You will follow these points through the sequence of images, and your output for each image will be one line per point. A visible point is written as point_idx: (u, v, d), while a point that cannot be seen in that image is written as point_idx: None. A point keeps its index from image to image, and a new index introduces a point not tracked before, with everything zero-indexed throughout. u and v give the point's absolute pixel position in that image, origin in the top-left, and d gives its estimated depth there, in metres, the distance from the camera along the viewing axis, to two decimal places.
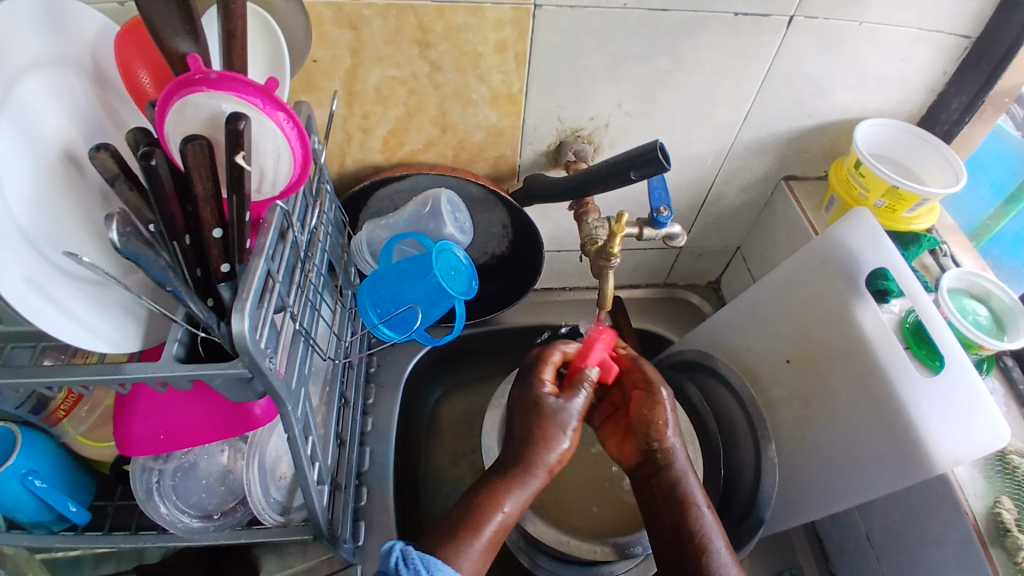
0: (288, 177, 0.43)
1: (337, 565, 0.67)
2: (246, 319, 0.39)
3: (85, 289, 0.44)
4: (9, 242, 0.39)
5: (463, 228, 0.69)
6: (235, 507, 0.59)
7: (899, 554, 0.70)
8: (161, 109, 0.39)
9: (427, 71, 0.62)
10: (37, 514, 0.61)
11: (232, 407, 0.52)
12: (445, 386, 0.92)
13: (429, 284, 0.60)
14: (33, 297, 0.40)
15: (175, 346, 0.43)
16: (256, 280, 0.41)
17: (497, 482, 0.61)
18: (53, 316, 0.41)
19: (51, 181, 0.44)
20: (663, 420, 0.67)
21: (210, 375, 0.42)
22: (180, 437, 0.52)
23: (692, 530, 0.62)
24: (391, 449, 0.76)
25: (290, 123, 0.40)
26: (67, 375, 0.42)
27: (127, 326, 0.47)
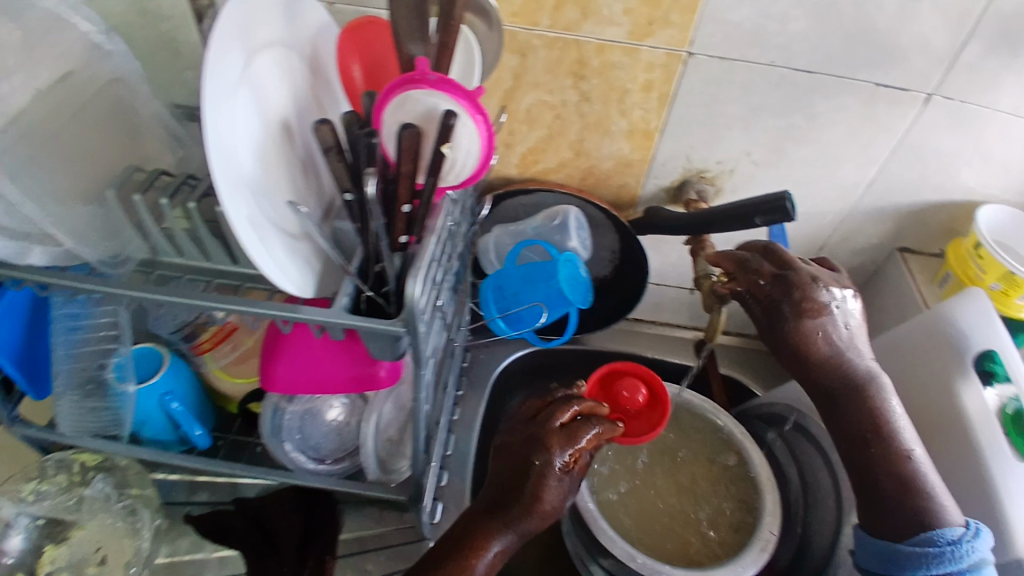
0: (469, 172, 0.49)
1: (412, 538, 0.72)
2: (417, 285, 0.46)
3: (285, 237, 0.52)
4: (239, 187, 0.47)
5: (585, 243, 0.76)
6: (344, 458, 0.66)
7: None
8: (383, 100, 0.46)
9: (576, 100, 0.68)
10: (161, 433, 0.68)
11: (364, 367, 0.58)
12: (528, 391, 0.93)
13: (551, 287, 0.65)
14: (251, 234, 0.48)
15: (345, 298, 0.49)
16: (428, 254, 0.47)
17: (480, 525, 0.56)
18: (263, 253, 0.49)
19: (273, 144, 0.52)
20: (814, 329, 0.63)
21: (372, 329, 0.48)
22: (317, 385, 0.58)
23: (888, 479, 0.60)
24: (473, 440, 0.81)
25: (484, 125, 0.47)
26: (259, 307, 0.49)
27: (309, 274, 0.54)
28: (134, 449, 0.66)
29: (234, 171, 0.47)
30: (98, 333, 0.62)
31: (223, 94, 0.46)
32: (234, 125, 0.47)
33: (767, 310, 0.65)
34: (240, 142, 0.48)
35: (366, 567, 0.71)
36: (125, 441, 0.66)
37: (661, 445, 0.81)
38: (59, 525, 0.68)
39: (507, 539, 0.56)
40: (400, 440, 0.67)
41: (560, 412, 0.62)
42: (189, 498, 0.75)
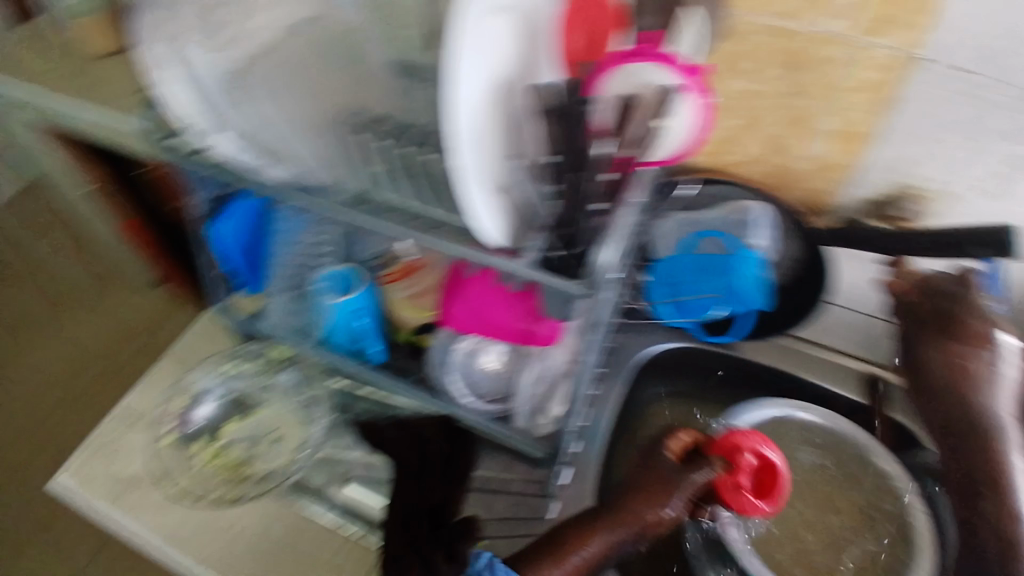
0: (672, 148, 0.53)
1: (536, 494, 0.78)
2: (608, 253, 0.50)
3: (501, 184, 0.51)
4: (467, 128, 0.48)
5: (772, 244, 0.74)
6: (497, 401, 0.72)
7: None
8: (600, 71, 0.48)
9: (786, 93, 0.65)
10: (344, 343, 0.75)
11: (527, 323, 0.62)
12: (670, 387, 0.88)
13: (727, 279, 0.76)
14: (470, 179, 0.49)
15: (533, 253, 0.52)
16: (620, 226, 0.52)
17: (591, 522, 0.64)
18: (477, 197, 0.50)
19: (508, 85, 0.50)
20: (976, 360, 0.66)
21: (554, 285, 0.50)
22: (484, 329, 0.64)
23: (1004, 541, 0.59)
24: (606, 417, 0.82)
25: (695, 103, 0.50)
26: (453, 245, 0.54)
27: (518, 223, 0.53)
28: (318, 351, 0.75)
29: (467, 111, 0.47)
30: (308, 246, 0.75)
31: (474, 30, 0.46)
32: (476, 63, 0.47)
33: (918, 322, 0.70)
34: (479, 80, 0.47)
35: (492, 505, 0.77)
36: (313, 343, 0.75)
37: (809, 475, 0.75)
38: (244, 405, 0.84)
39: (621, 538, 0.63)
40: (547, 396, 0.70)
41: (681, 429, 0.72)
42: (350, 408, 0.82)
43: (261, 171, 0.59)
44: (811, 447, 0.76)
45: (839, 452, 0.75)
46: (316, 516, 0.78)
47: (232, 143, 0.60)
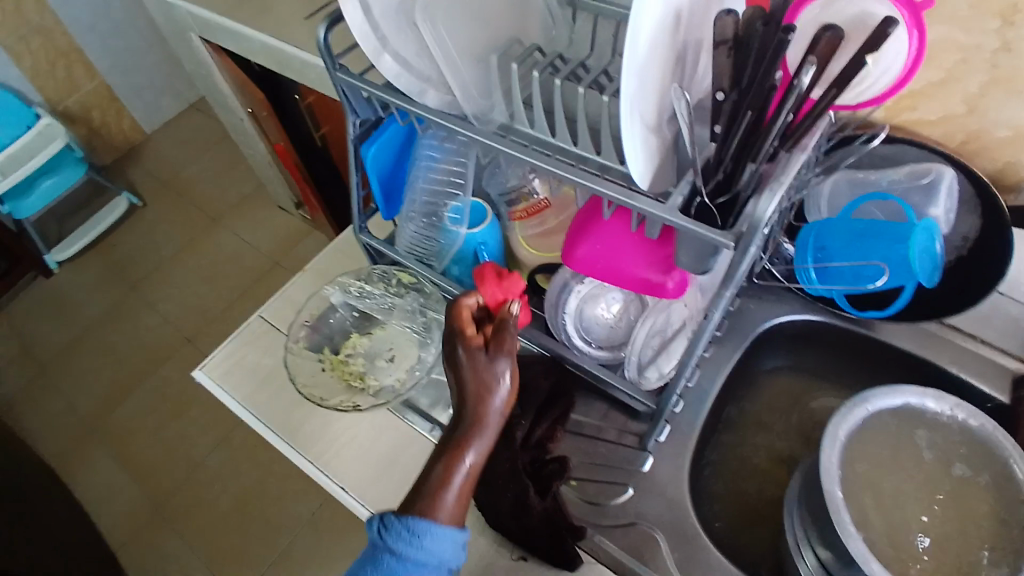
0: (877, 91, 0.53)
1: (631, 445, 0.77)
2: (768, 202, 0.47)
3: (648, 125, 0.51)
4: (636, 61, 0.46)
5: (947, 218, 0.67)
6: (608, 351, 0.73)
7: None
8: None
9: (994, 48, 0.58)
10: (466, 271, 0.79)
11: (657, 274, 0.61)
12: (788, 358, 0.86)
13: (900, 249, 0.64)
14: (631, 115, 0.48)
15: (679, 198, 0.50)
16: (789, 173, 0.48)
17: (456, 437, 0.61)
18: (632, 135, 0.49)
19: (675, 22, 0.49)
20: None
21: (699, 234, 0.48)
22: (611, 274, 0.63)
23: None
24: (719, 381, 0.79)
25: (917, 38, 0.49)
26: (599, 184, 0.53)
27: (658, 167, 0.54)
28: (441, 279, 0.77)
29: (639, 42, 0.46)
30: (446, 174, 0.78)
31: None
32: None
33: None
34: (654, 14, 0.46)
35: (587, 449, 0.78)
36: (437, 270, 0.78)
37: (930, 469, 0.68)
38: (365, 322, 0.88)
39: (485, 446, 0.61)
40: (664, 350, 0.69)
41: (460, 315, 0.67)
42: None
43: (420, 98, 0.64)
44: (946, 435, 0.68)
45: (984, 452, 0.66)
46: (418, 431, 0.80)
47: (393, 69, 0.62)
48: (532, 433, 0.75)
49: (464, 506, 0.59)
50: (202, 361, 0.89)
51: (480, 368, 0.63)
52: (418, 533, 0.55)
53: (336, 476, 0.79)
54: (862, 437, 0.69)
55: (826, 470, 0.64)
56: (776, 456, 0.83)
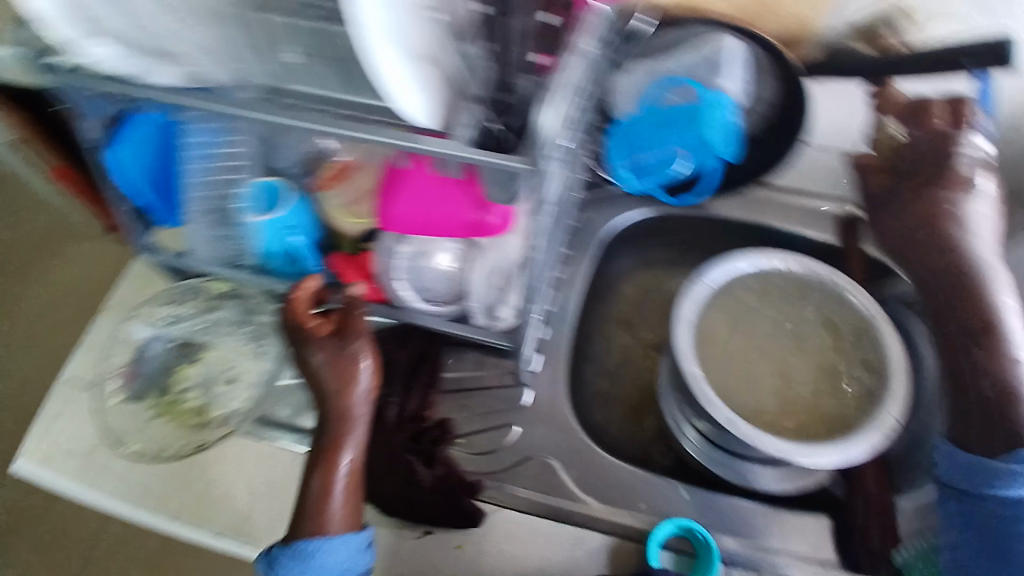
0: None
1: (509, 384, 0.77)
2: (552, 112, 0.42)
3: (412, 54, 0.43)
4: None
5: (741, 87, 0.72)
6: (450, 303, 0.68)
7: None
8: None
9: None
10: (285, 266, 0.69)
11: (476, 213, 0.56)
12: (637, 255, 0.87)
13: (691, 134, 0.72)
14: (377, 47, 0.40)
15: (467, 131, 0.45)
16: (568, 77, 0.44)
17: (327, 441, 0.59)
18: (387, 70, 0.41)
19: None
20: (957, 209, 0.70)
21: (492, 165, 0.43)
22: (429, 227, 0.57)
23: (995, 384, 0.62)
24: (575, 299, 0.81)
25: None
26: (375, 133, 0.45)
27: (439, 101, 0.45)
28: (260, 278, 0.70)
29: None
30: (225, 159, 0.63)
31: None
32: None
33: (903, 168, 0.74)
34: None
35: (467, 403, 0.76)
36: (249, 271, 0.70)
37: (769, 326, 0.73)
38: (192, 346, 0.77)
39: (360, 441, 0.60)
40: (510, 287, 0.65)
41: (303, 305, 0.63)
42: None
43: (149, 74, 0.52)
44: (777, 289, 0.73)
45: (811, 290, 0.73)
46: (286, 446, 0.72)
47: (111, 53, 0.52)
48: (405, 407, 0.73)
49: (354, 504, 0.59)
50: (18, 449, 0.74)
51: (336, 361, 0.61)
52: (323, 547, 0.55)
53: (207, 522, 0.70)
54: (712, 311, 0.72)
55: (683, 353, 0.66)
56: (650, 345, 0.85)
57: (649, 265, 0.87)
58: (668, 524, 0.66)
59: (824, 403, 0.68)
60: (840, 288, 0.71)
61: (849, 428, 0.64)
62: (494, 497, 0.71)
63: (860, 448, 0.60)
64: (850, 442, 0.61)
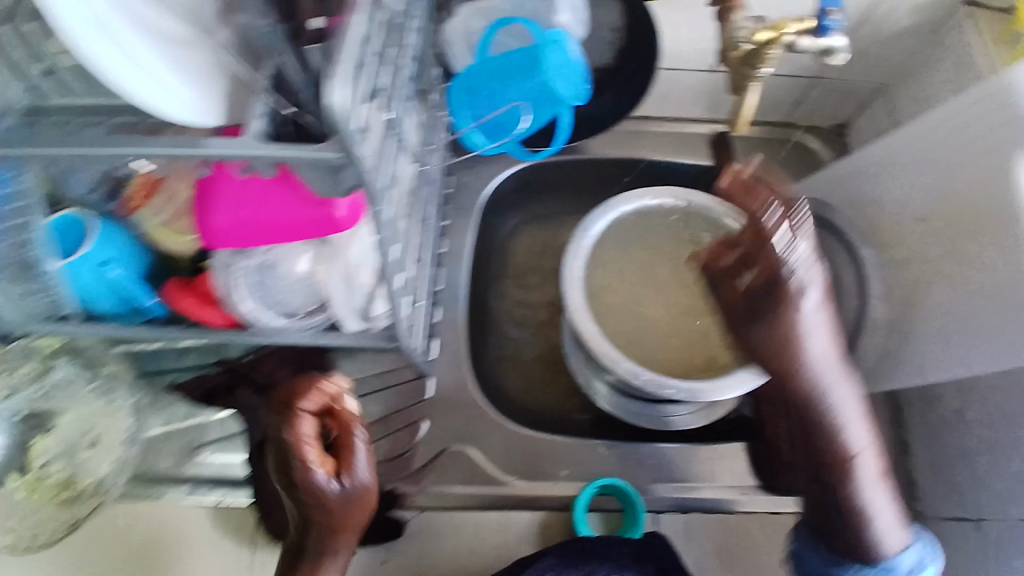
0: None
1: (409, 377, 0.72)
2: (342, 93, 0.34)
3: (159, 47, 0.40)
4: None
5: (579, 17, 0.56)
6: (316, 310, 0.60)
7: (990, 491, 0.60)
8: None
9: None
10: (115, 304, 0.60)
11: (317, 206, 0.50)
12: (524, 213, 0.85)
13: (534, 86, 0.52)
14: (101, 44, 0.37)
15: (260, 122, 0.38)
16: (352, 43, 0.35)
17: None
18: (125, 68, 0.38)
19: None
20: (792, 331, 0.46)
21: (298, 158, 0.37)
22: (264, 234, 0.51)
23: (847, 507, 0.54)
24: (464, 272, 0.75)
25: None
26: (142, 147, 0.37)
27: (211, 95, 0.42)
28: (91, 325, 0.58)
29: None
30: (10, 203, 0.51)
31: None
32: None
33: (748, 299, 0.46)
34: None
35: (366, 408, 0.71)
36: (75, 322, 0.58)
37: (659, 266, 0.72)
38: (39, 416, 0.65)
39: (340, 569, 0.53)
40: (377, 284, 0.58)
41: (301, 455, 0.46)
42: (178, 359, 0.73)
43: None
44: (659, 229, 0.70)
45: (693, 225, 0.69)
46: (180, 501, 0.68)
47: None
48: None
49: None
50: None
51: (335, 505, 0.48)
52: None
53: None
54: (602, 261, 0.69)
55: (577, 311, 0.64)
56: (549, 302, 0.83)
57: (535, 220, 0.85)
58: (592, 486, 0.66)
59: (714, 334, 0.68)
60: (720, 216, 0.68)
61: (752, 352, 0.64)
62: (416, 502, 0.67)
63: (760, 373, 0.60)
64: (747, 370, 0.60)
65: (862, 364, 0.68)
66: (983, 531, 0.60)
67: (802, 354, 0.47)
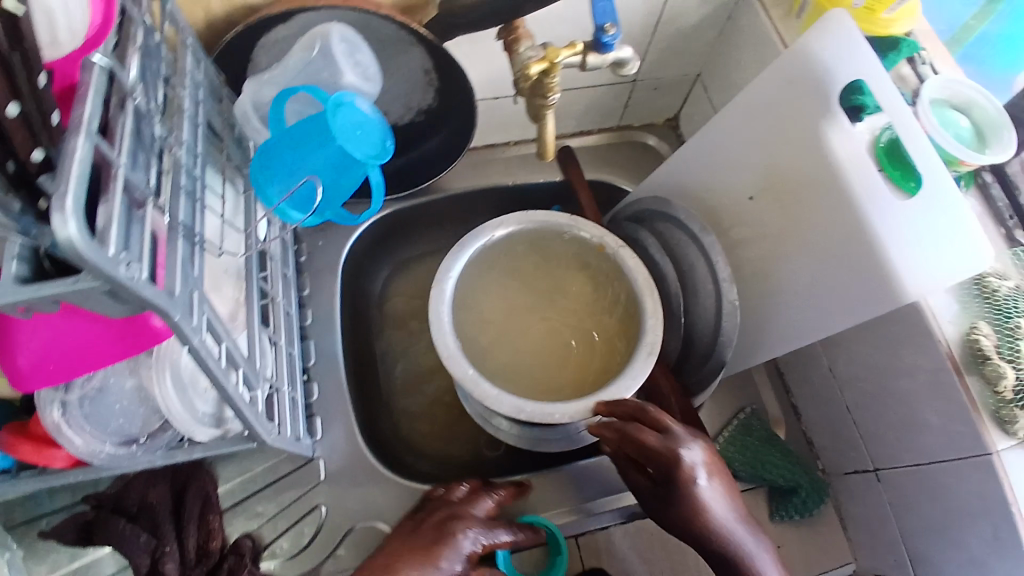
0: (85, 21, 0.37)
1: (298, 462, 0.67)
2: (76, 221, 0.32)
3: None
4: None
5: (368, 73, 0.55)
6: (162, 428, 0.57)
7: (878, 443, 0.62)
8: None
9: None
10: None
11: (123, 321, 0.47)
12: (391, 265, 0.82)
13: (332, 154, 0.50)
14: None
15: (15, 265, 0.34)
16: (79, 165, 0.33)
17: None
18: None
19: None
20: (693, 504, 0.54)
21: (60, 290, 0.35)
22: (78, 362, 0.48)
23: None
24: (338, 338, 0.72)
25: None
26: None
27: None
28: None
29: None
30: None
31: None
32: None
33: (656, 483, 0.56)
34: None
35: (257, 508, 0.66)
36: None
37: (527, 291, 0.72)
38: None
39: None
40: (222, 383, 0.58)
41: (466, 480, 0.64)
42: (51, 501, 0.66)
43: None
44: (514, 254, 0.70)
45: (546, 240, 0.70)
46: None
47: None
48: (186, 550, 0.61)
49: None
50: None
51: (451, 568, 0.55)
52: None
53: None
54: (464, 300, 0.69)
55: (449, 357, 0.61)
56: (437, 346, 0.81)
57: (399, 267, 0.83)
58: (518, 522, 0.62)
59: (585, 346, 0.69)
60: (566, 226, 0.68)
61: (627, 358, 0.65)
62: None
63: (633, 374, 0.61)
64: (618, 379, 0.62)
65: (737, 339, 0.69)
66: (884, 480, 0.61)
67: (709, 519, 0.53)
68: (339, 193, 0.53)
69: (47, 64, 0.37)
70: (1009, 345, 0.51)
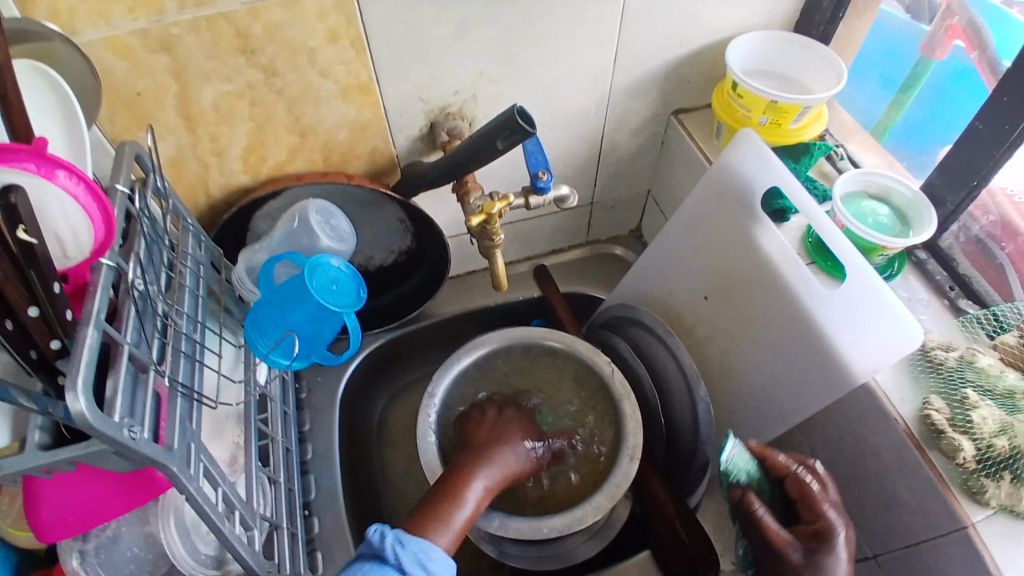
0: (88, 237, 0.44)
1: None
2: (84, 396, 0.38)
3: None
4: None
5: (341, 234, 0.64)
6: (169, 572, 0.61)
7: (870, 530, 0.61)
8: None
9: (263, 79, 0.56)
10: None
11: (133, 475, 0.53)
12: (387, 393, 0.88)
13: (309, 306, 0.57)
14: None
15: (36, 434, 0.42)
16: (88, 351, 0.40)
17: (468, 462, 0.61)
18: None
19: None
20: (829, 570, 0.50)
21: (74, 454, 0.41)
22: (89, 518, 0.52)
23: None
24: (337, 468, 0.75)
25: (73, 179, 0.43)
26: None
27: None
28: None
29: None
30: None
31: None
32: None
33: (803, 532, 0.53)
34: None
35: None
36: None
37: None
38: None
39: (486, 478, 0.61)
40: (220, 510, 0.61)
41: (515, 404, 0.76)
42: None
43: None
44: (497, 373, 0.75)
45: (524, 356, 0.75)
46: None
47: None
48: None
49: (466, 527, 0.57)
50: None
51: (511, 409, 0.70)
52: (419, 548, 0.50)
53: None
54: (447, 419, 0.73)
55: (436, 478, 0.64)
56: None
57: (395, 393, 0.88)
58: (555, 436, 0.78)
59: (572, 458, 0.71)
60: (541, 339, 0.74)
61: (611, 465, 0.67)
62: None
63: (615, 479, 0.63)
64: (603, 487, 0.63)
65: (718, 432, 0.71)
66: (882, 568, 0.60)
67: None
68: (320, 338, 0.61)
69: (63, 270, 0.45)
70: (961, 415, 0.53)
